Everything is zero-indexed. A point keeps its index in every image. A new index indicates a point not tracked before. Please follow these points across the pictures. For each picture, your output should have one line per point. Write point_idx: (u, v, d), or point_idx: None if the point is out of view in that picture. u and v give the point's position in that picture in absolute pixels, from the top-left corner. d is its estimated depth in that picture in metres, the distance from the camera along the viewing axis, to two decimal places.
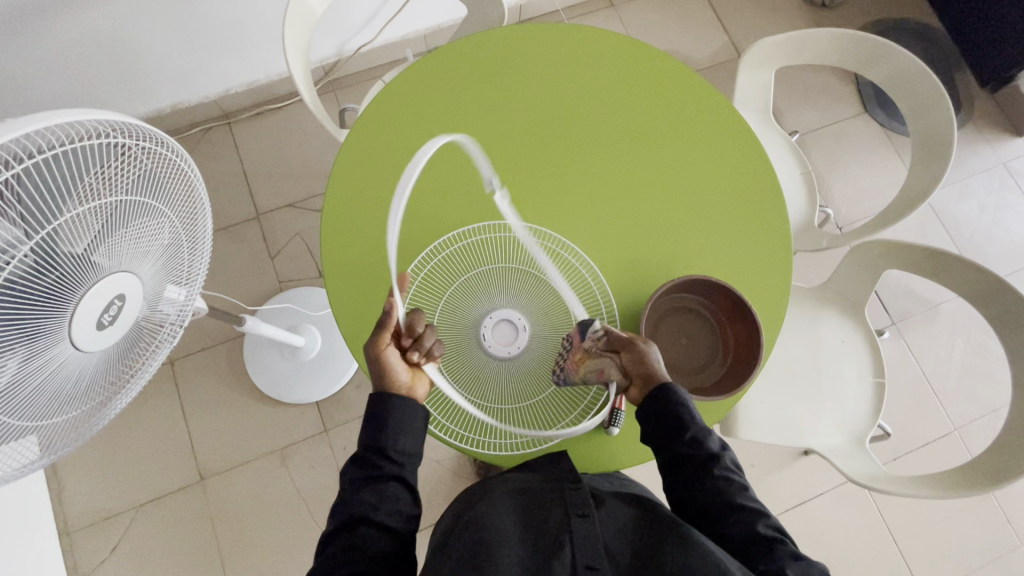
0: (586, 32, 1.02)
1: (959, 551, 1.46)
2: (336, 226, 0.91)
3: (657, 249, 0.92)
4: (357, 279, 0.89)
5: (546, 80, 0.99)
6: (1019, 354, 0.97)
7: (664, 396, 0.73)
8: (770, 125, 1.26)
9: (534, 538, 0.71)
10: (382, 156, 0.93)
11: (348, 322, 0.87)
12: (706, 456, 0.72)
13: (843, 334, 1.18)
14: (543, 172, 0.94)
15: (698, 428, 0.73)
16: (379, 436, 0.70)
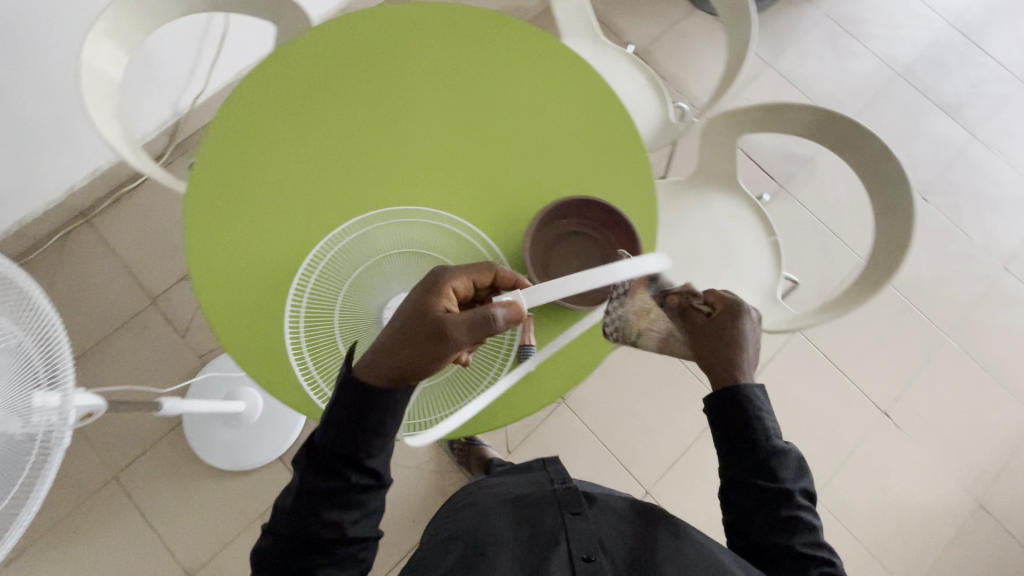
0: (404, 8, 1.01)
1: (899, 362, 1.60)
2: (209, 273, 0.88)
3: (524, 185, 0.94)
4: (245, 317, 0.87)
5: (374, 55, 0.98)
6: (866, 173, 1.06)
7: (741, 399, 0.71)
8: (604, 44, 1.35)
9: (531, 533, 0.79)
10: (233, 177, 0.92)
11: (252, 359, 0.86)
12: (779, 487, 0.70)
13: (728, 210, 1.25)
14: (395, 145, 0.94)
15: (775, 451, 0.71)
16: (356, 443, 0.68)
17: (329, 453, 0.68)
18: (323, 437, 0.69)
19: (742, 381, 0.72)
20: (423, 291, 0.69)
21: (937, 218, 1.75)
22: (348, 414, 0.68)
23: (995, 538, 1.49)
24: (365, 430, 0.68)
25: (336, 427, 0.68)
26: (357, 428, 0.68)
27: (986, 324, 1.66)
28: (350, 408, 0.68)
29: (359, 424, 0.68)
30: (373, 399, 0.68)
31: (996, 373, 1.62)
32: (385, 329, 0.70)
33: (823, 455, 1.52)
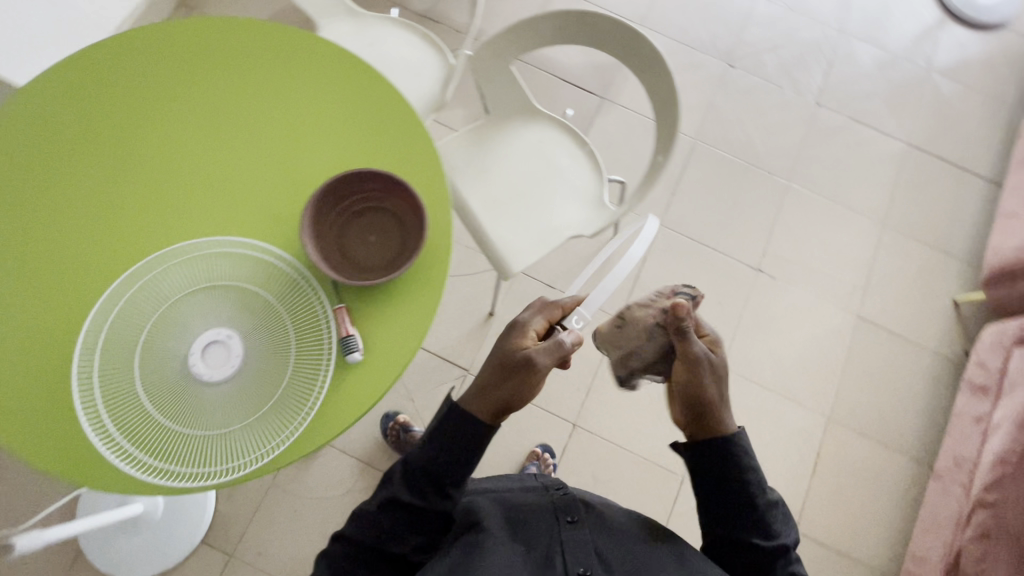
0: (129, 39, 0.96)
1: (754, 219, 1.71)
2: None
3: (293, 180, 0.91)
4: (29, 414, 0.78)
5: (105, 88, 0.93)
6: (625, 55, 1.09)
7: (739, 449, 0.75)
8: (363, 17, 1.31)
9: (527, 541, 0.78)
10: None
11: (49, 454, 0.77)
12: (774, 542, 0.73)
13: (536, 135, 1.27)
14: (148, 175, 0.90)
15: (769, 504, 0.75)
16: (446, 470, 0.75)
17: (421, 471, 0.75)
18: (421, 458, 0.76)
19: (729, 430, 0.77)
20: (510, 334, 0.80)
21: (749, 80, 1.85)
22: (447, 442, 0.75)
23: (881, 341, 1.63)
24: (461, 457, 0.75)
25: (434, 449, 0.76)
26: (452, 458, 0.75)
27: (817, 160, 1.79)
28: (448, 438, 0.75)
29: (454, 455, 0.75)
30: (465, 433, 0.76)
31: (839, 199, 1.75)
32: (477, 377, 0.80)
33: (717, 328, 1.61)
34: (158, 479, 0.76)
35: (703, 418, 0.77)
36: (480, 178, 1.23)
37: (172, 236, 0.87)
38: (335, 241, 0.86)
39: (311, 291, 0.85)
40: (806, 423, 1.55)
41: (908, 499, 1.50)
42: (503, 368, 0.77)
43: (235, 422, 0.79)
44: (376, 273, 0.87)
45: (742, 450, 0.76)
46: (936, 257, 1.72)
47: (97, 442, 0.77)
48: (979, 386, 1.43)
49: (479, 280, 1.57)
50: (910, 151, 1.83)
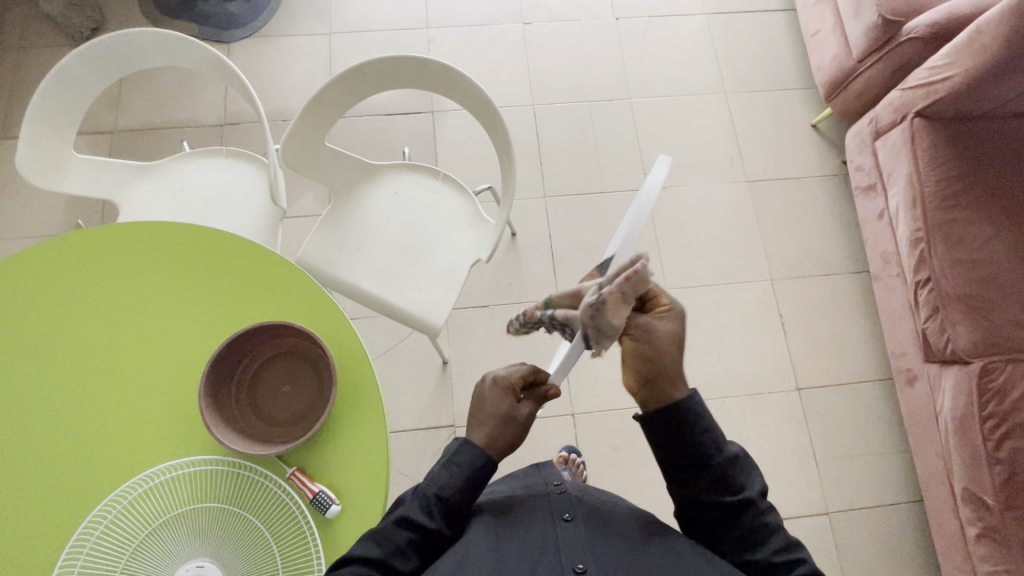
0: None
1: (621, 146, 1.77)
2: None
3: (174, 377, 0.84)
4: None
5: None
6: (420, 81, 1.07)
7: (695, 408, 0.73)
8: (159, 168, 1.22)
9: (523, 541, 0.72)
10: None
11: None
12: (740, 496, 0.70)
13: (388, 189, 1.23)
14: (25, 452, 0.80)
15: (731, 461, 0.72)
16: (461, 495, 0.71)
17: (436, 494, 0.71)
18: (435, 483, 0.71)
19: (686, 395, 0.73)
20: (486, 403, 0.75)
21: (550, 27, 1.88)
22: (464, 471, 0.72)
23: (776, 191, 1.74)
24: (475, 484, 0.72)
25: (452, 476, 0.72)
26: (471, 488, 0.72)
27: (643, 67, 1.86)
28: (462, 466, 0.72)
29: (473, 485, 0.72)
30: (474, 463, 0.72)
31: (679, 90, 1.83)
32: (475, 436, 0.74)
33: None
34: None
35: (656, 380, 0.72)
36: (362, 256, 1.18)
37: (85, 499, 0.79)
38: (249, 408, 0.82)
39: (257, 473, 0.80)
40: (757, 294, 1.64)
41: (865, 309, 1.63)
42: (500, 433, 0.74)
43: None
44: (304, 417, 0.82)
45: (697, 415, 0.72)
46: (780, 97, 1.84)
47: None
48: (867, 188, 1.56)
49: (417, 338, 1.54)
50: (711, 18, 1.93)
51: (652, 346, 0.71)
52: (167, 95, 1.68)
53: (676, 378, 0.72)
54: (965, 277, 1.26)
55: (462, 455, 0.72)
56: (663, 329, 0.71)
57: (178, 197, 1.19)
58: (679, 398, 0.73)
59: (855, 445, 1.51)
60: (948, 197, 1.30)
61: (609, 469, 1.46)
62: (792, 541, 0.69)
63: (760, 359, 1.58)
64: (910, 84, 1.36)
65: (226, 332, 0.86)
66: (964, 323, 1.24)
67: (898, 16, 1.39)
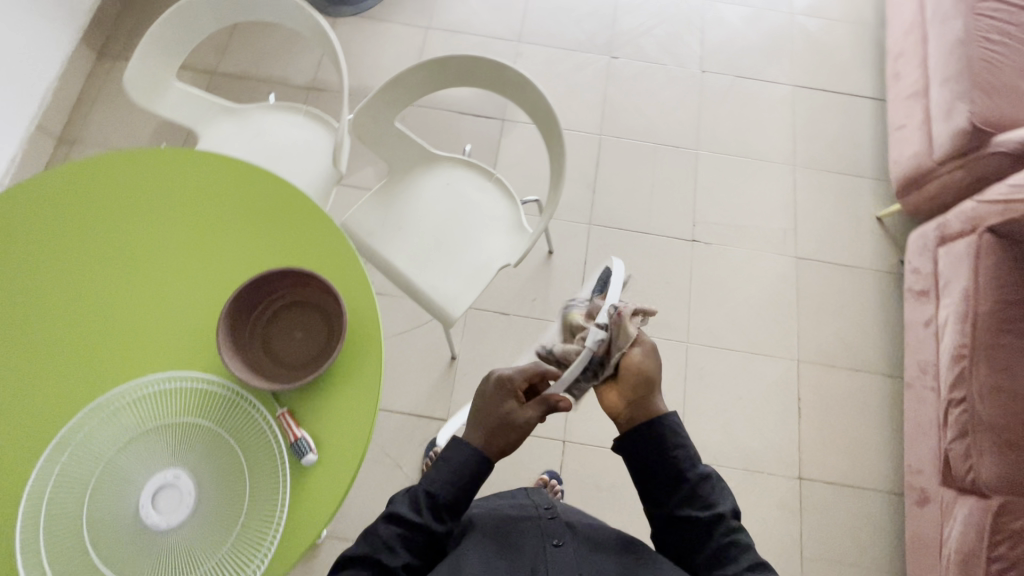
0: (10, 202, 0.95)
1: (677, 191, 1.77)
2: None
3: (202, 298, 0.89)
4: None
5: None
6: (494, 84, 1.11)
7: (667, 429, 0.82)
8: (242, 110, 1.31)
9: (514, 558, 0.80)
10: None
11: None
12: (708, 512, 0.78)
13: (441, 178, 1.28)
14: (56, 330, 0.87)
15: (702, 479, 0.80)
16: (449, 493, 0.79)
17: (425, 491, 0.79)
18: (425, 481, 0.80)
19: (660, 412, 0.83)
20: (494, 402, 0.82)
21: (634, 65, 1.93)
22: (449, 466, 0.80)
23: (824, 274, 1.69)
24: (464, 481, 0.80)
25: (440, 472, 0.80)
26: (460, 484, 0.79)
27: (717, 122, 1.86)
28: (449, 465, 0.80)
29: (464, 480, 0.80)
30: (460, 463, 0.80)
31: (748, 153, 1.83)
32: (468, 437, 0.83)
33: (672, 306, 1.64)
34: None
35: (642, 400, 0.82)
36: (398, 236, 1.23)
37: (92, 388, 0.85)
38: (261, 342, 0.86)
39: (247, 405, 0.84)
40: (779, 371, 1.59)
41: (890, 415, 1.55)
42: (500, 435, 0.82)
43: (204, 559, 0.76)
44: (307, 364, 0.86)
45: (671, 431, 0.81)
46: (850, 183, 1.80)
47: None
48: (919, 292, 1.50)
49: (432, 327, 1.57)
50: (797, 91, 1.92)
51: (645, 370, 0.82)
52: (267, 51, 1.82)
53: (657, 390, 0.83)
54: (1005, 407, 1.18)
55: (447, 450, 0.82)
56: (648, 352, 0.84)
57: (251, 142, 1.28)
58: (657, 415, 0.82)
59: (846, 552, 1.43)
60: (1003, 319, 1.23)
61: (587, 504, 1.44)
62: (757, 560, 0.76)
63: (766, 436, 1.52)
64: (988, 198, 1.31)
65: (261, 267, 0.91)
66: (993, 454, 1.17)
67: (990, 126, 1.36)
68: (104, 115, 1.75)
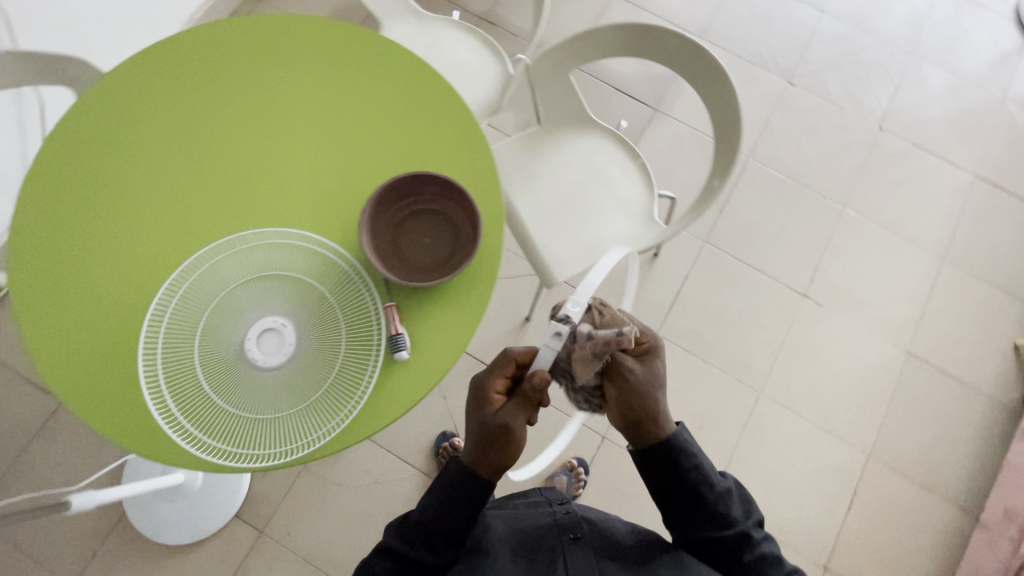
0: (211, 30, 1.00)
1: (807, 240, 1.66)
2: (55, 341, 0.84)
3: (351, 177, 0.93)
4: (96, 380, 0.83)
5: (189, 58, 0.98)
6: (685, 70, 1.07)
7: (681, 450, 0.81)
8: (427, 18, 1.34)
9: (532, 559, 0.83)
10: (63, 233, 0.89)
11: (109, 425, 0.81)
12: (732, 530, 0.79)
13: (590, 144, 1.26)
14: (217, 159, 0.93)
15: (720, 496, 0.80)
16: (438, 522, 0.78)
17: (415, 520, 0.79)
18: (414, 510, 0.80)
19: (667, 433, 0.81)
20: (479, 408, 0.79)
21: (809, 99, 1.80)
22: (438, 495, 0.79)
23: (931, 380, 1.56)
24: (451, 510, 0.79)
25: (427, 500, 0.80)
26: (447, 511, 0.79)
27: (875, 186, 1.72)
28: (438, 489, 0.80)
29: (451, 507, 0.79)
30: (450, 487, 0.80)
31: (896, 228, 1.68)
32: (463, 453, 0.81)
33: (757, 352, 1.57)
34: (209, 456, 0.79)
35: (641, 426, 0.81)
36: (530, 185, 1.23)
37: (234, 223, 0.91)
38: (390, 235, 0.89)
39: (363, 287, 0.88)
40: (844, 458, 1.49)
41: (946, 547, 1.43)
42: (490, 446, 0.79)
43: (285, 406, 0.82)
44: (424, 271, 0.89)
45: (684, 447, 0.81)
46: (997, 298, 1.63)
47: (153, 408, 0.81)
48: None
49: (518, 284, 1.59)
50: (977, 183, 1.74)
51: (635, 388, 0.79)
52: None
53: (658, 417, 0.80)
54: None
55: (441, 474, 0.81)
56: (642, 371, 0.80)
57: (426, 52, 1.31)
58: (665, 434, 0.81)
59: None
60: None
61: (604, 504, 1.44)
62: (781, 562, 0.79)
63: (805, 514, 1.45)
64: None
65: (410, 167, 0.94)
66: None
67: None
68: None
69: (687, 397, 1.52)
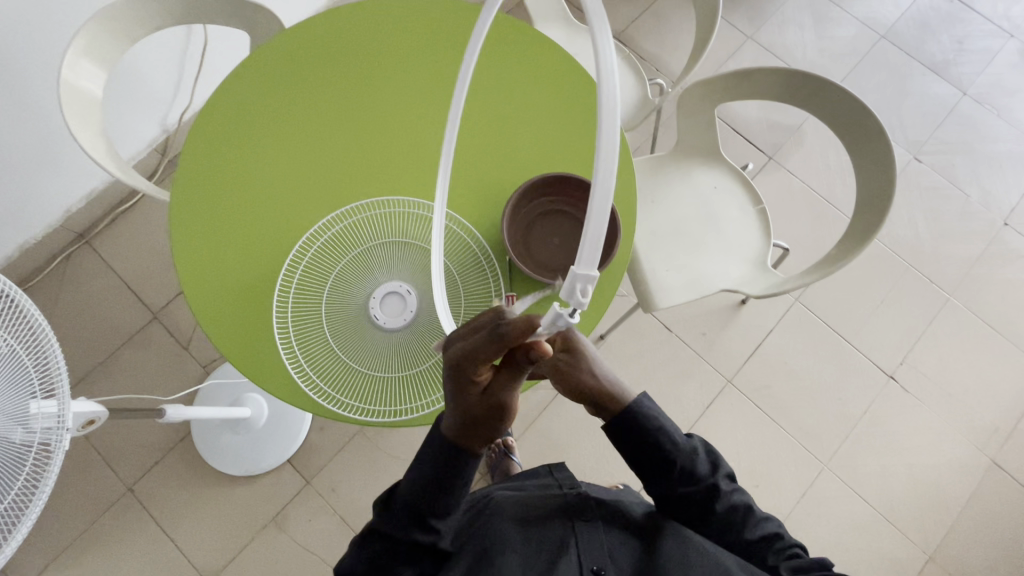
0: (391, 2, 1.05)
1: (904, 321, 1.59)
2: (205, 263, 0.91)
3: (495, 166, 0.96)
4: (236, 307, 0.89)
5: (361, 23, 1.03)
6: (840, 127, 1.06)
7: (643, 422, 0.80)
8: (576, 28, 1.37)
9: (538, 535, 0.84)
10: (226, 165, 0.95)
11: (242, 351, 0.88)
12: (704, 484, 0.80)
13: (715, 180, 1.26)
14: (376, 125, 0.98)
15: (684, 451, 0.81)
16: (427, 496, 0.75)
17: (404, 497, 0.76)
18: (402, 485, 0.77)
19: (626, 403, 0.81)
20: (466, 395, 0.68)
21: (933, 178, 1.73)
22: (420, 469, 0.75)
23: (1012, 496, 1.46)
24: (435, 483, 0.75)
25: (411, 472, 0.76)
26: (430, 490, 0.75)
27: (988, 281, 1.64)
28: (422, 465, 0.75)
29: (434, 486, 0.75)
30: (433, 459, 0.75)
31: (1003, 329, 1.60)
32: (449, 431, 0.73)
33: (830, 423, 1.51)
34: (323, 400, 0.84)
35: (601, 399, 0.80)
36: (648, 209, 1.24)
37: (380, 187, 0.95)
38: (525, 228, 0.91)
39: (489, 273, 0.91)
40: (902, 555, 1.42)
41: None
42: (478, 423, 0.70)
43: (398, 370, 0.86)
44: (551, 271, 0.90)
45: (648, 415, 0.81)
46: None
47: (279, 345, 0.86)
48: None
49: None
50: None
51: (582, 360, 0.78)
52: None
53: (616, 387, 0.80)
54: None
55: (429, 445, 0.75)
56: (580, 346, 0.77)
57: None
58: (627, 405, 0.81)
59: None
60: None
61: None
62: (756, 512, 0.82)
63: None
64: None
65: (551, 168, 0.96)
66: None
67: None
68: None
69: (748, 451, 1.48)
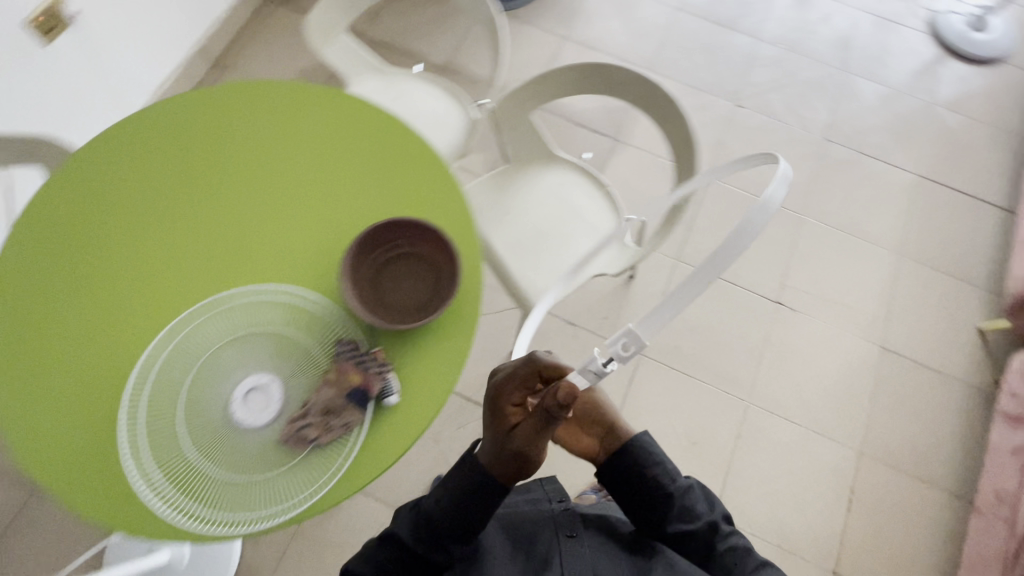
0: (175, 99, 1.02)
1: (772, 250, 1.73)
2: (32, 425, 0.82)
3: (325, 227, 0.94)
4: (77, 461, 0.80)
5: (152, 127, 0.99)
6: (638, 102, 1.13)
7: (643, 456, 0.96)
8: (390, 72, 1.39)
9: (532, 549, 0.91)
10: (35, 314, 0.87)
11: (94, 506, 0.78)
12: (701, 521, 0.92)
13: (558, 178, 1.31)
14: (190, 223, 0.93)
15: (684, 490, 0.94)
16: (445, 517, 0.83)
17: (423, 518, 0.84)
18: (424, 505, 0.85)
19: (631, 439, 0.98)
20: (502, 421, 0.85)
21: (757, 118, 1.91)
22: (447, 492, 0.85)
23: (907, 373, 1.61)
24: (455, 503, 0.84)
25: (434, 497, 0.85)
26: (456, 512, 0.83)
27: (828, 193, 1.82)
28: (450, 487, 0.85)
29: (461, 507, 0.83)
30: (462, 483, 0.85)
31: (853, 231, 1.77)
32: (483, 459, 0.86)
33: (740, 363, 1.60)
34: (199, 527, 0.77)
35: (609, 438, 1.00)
36: (505, 222, 1.26)
37: (211, 284, 0.90)
38: (372, 280, 0.90)
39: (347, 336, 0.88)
40: (837, 459, 1.51)
41: (948, 539, 1.44)
42: (508, 452, 0.83)
43: (276, 466, 0.80)
44: (409, 315, 0.89)
45: (647, 453, 0.96)
46: (956, 288, 1.71)
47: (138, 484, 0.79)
48: (1014, 418, 1.40)
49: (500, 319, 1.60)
50: (921, 182, 1.85)
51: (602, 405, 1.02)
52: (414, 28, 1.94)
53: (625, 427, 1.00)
54: None
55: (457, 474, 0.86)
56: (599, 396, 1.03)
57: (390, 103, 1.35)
58: (632, 441, 0.97)
59: None
60: None
61: None
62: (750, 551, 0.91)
63: (807, 521, 1.45)
64: None
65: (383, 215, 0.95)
66: None
67: None
68: (257, 50, 1.91)
69: (678, 413, 1.54)
